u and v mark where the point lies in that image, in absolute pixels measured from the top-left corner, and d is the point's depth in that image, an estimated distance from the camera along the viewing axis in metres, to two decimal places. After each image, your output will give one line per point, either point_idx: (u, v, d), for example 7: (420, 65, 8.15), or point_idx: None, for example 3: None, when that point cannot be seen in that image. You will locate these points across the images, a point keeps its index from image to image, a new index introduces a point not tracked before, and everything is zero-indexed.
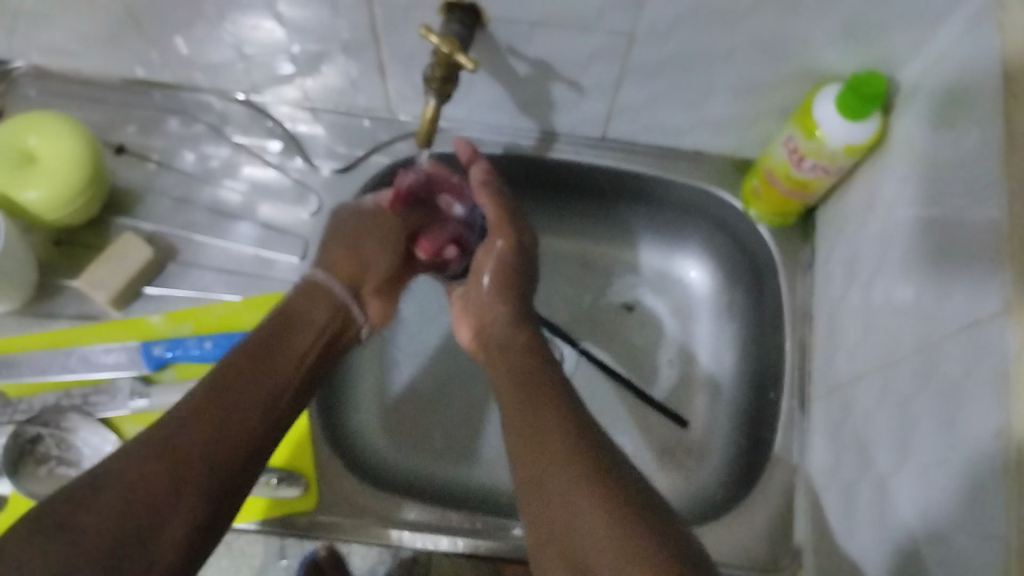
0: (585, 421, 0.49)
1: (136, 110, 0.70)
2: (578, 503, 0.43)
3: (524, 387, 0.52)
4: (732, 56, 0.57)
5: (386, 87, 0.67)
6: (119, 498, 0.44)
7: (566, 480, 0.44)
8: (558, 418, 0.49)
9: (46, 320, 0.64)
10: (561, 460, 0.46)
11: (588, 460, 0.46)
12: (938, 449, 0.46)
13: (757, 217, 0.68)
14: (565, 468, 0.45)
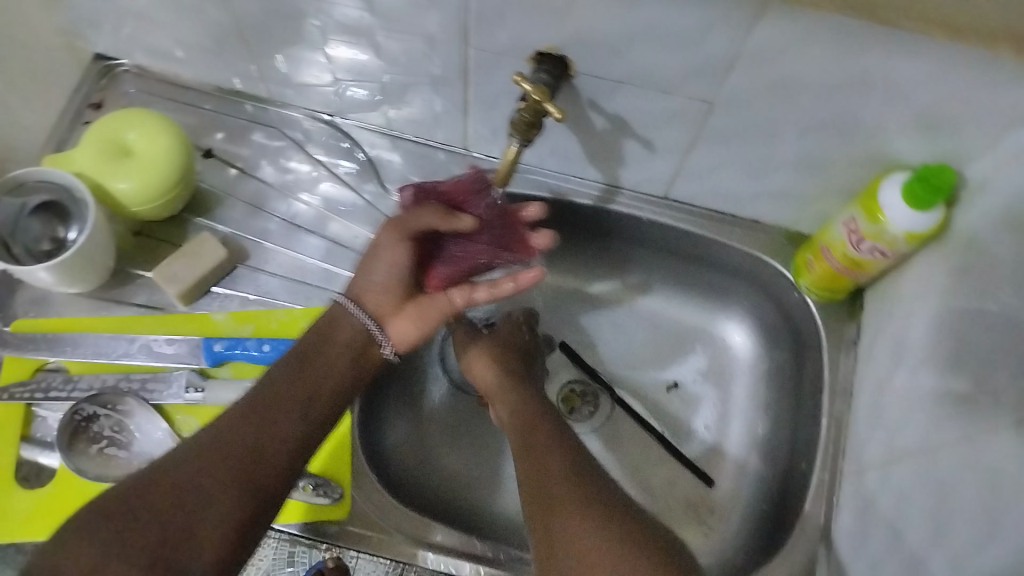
0: (579, 469, 0.53)
1: (227, 118, 0.74)
2: (577, 533, 0.48)
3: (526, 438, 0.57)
4: (800, 134, 0.59)
5: (465, 125, 0.70)
6: (206, 478, 0.48)
7: (571, 521, 0.49)
8: (552, 465, 0.53)
9: (115, 306, 0.67)
10: (565, 502, 0.50)
11: (589, 501, 0.50)
12: (975, 542, 0.46)
13: (807, 289, 0.69)
14: (569, 510, 0.49)
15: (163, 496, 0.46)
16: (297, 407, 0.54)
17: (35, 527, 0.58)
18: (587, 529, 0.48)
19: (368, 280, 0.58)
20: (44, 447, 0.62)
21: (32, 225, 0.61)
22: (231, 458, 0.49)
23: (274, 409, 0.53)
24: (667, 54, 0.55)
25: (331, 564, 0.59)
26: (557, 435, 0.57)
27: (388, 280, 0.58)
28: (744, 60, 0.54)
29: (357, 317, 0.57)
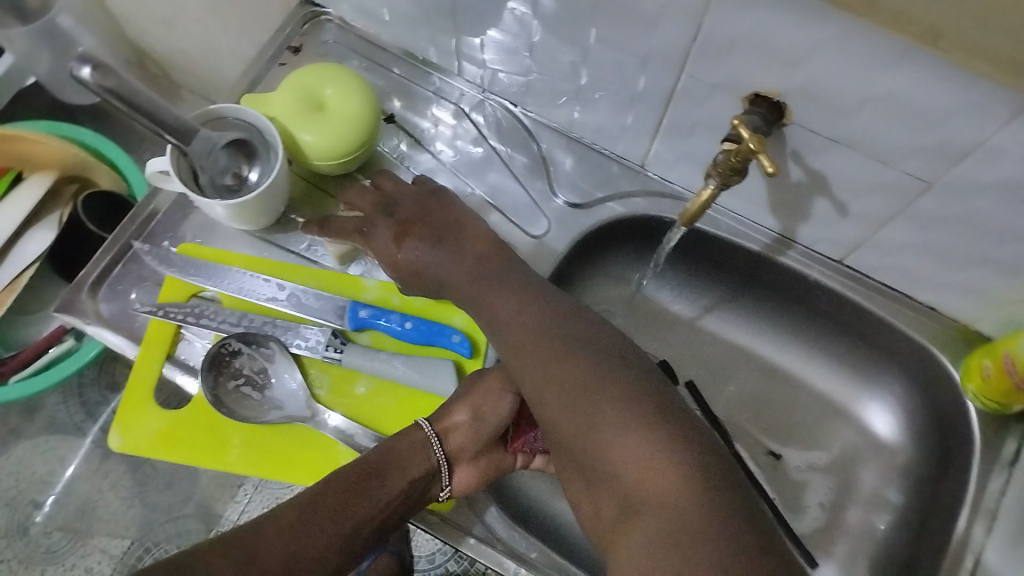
0: (611, 366, 0.50)
1: (413, 87, 0.75)
2: (606, 446, 0.47)
3: (554, 364, 0.51)
4: (1015, 239, 0.55)
5: (649, 145, 0.68)
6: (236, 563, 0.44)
7: (628, 452, 0.46)
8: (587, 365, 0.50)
9: (275, 250, 0.69)
10: (604, 413, 0.48)
11: (629, 410, 0.47)
12: None
13: (972, 395, 0.64)
14: (603, 419, 0.48)
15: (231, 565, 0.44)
16: (376, 493, 0.52)
17: (168, 449, 0.61)
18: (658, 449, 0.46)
19: (459, 417, 0.59)
20: (188, 371, 0.64)
21: (221, 158, 0.62)
22: (310, 549, 0.47)
23: (351, 512, 0.50)
24: (896, 126, 0.51)
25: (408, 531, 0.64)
26: (555, 315, 0.53)
27: (479, 420, 0.60)
28: (982, 152, 0.49)
29: (435, 451, 0.57)
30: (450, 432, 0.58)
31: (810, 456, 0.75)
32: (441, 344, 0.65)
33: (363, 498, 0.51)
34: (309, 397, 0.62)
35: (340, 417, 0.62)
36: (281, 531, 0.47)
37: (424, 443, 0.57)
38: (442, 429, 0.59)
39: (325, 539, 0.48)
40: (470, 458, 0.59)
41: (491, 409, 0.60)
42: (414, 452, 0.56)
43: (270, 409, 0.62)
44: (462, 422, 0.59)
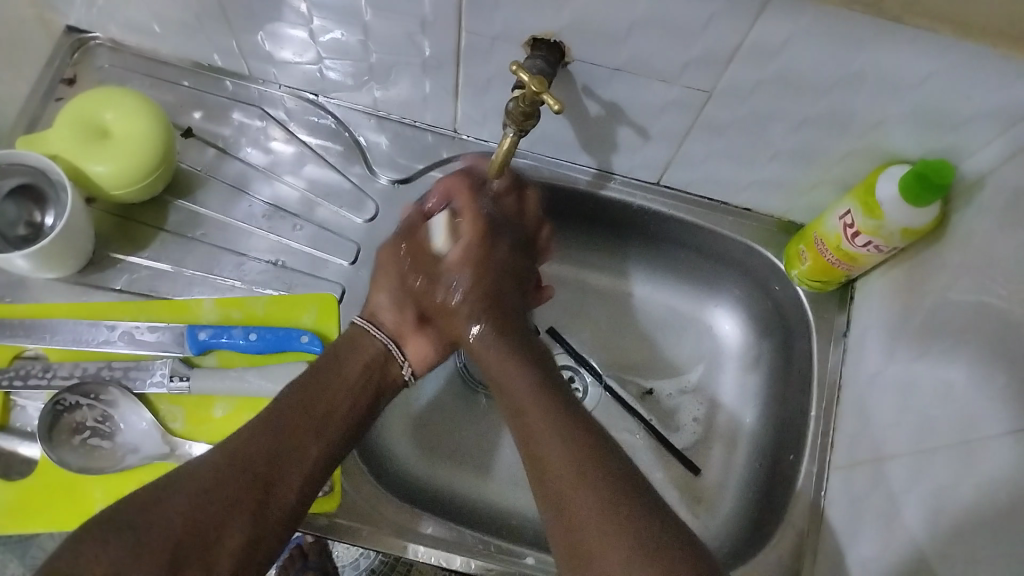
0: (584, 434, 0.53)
1: (207, 97, 0.72)
2: (574, 509, 0.48)
3: (543, 419, 0.54)
4: (795, 127, 0.59)
5: (454, 108, 0.68)
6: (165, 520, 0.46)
7: (590, 514, 0.48)
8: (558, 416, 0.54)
9: (95, 292, 0.65)
10: (572, 479, 0.50)
11: (591, 474, 0.50)
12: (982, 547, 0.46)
13: (798, 280, 0.69)
14: (570, 478, 0.50)
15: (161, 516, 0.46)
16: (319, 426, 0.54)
17: (20, 520, 0.57)
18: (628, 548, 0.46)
19: (383, 300, 0.62)
20: (26, 438, 0.60)
21: (9, 210, 0.60)
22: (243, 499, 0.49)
23: (293, 441, 0.52)
24: (664, 43, 0.53)
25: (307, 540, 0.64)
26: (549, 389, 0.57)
27: (400, 302, 0.62)
28: (746, 53, 0.52)
29: (384, 343, 0.61)
30: (376, 315, 0.62)
31: (677, 381, 0.77)
32: (289, 348, 0.64)
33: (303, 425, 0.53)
34: (163, 433, 0.60)
35: (204, 446, 0.60)
36: (204, 486, 0.48)
37: (361, 333, 0.60)
38: (370, 318, 0.62)
39: (268, 467, 0.50)
40: (417, 329, 0.63)
41: (406, 284, 0.63)
42: (361, 348, 0.59)
43: (124, 455, 0.60)
44: (383, 304, 0.62)
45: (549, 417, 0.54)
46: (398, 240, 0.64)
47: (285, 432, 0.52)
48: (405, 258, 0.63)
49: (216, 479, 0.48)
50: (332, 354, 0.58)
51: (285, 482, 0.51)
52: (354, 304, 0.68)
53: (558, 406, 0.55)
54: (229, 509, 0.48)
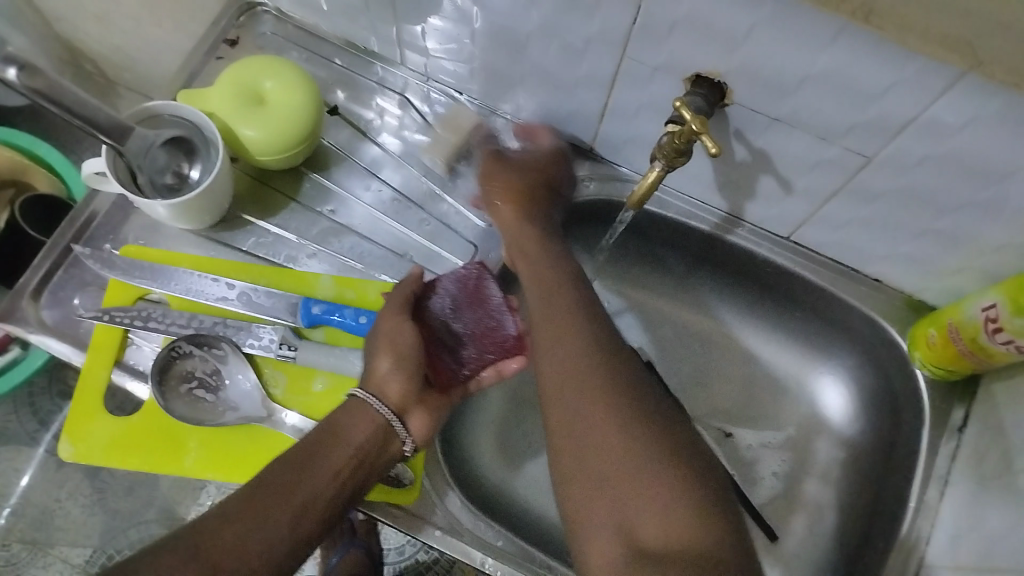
0: (628, 381, 0.49)
1: (357, 78, 0.73)
2: (601, 442, 0.46)
3: (557, 346, 0.51)
4: (952, 210, 0.56)
5: (596, 129, 0.68)
6: (177, 563, 0.42)
7: (619, 452, 0.45)
8: (588, 359, 0.50)
9: (223, 248, 0.67)
10: (604, 413, 0.47)
11: (619, 403, 0.47)
12: None
13: (920, 363, 0.65)
14: (598, 414, 0.47)
15: (176, 557, 0.42)
16: (338, 458, 0.50)
17: (122, 456, 0.60)
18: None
19: (382, 369, 0.54)
20: (137, 376, 0.63)
21: (160, 155, 0.61)
22: (266, 543, 0.45)
23: (293, 482, 0.48)
24: (835, 102, 0.52)
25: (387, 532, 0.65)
26: (588, 329, 0.52)
27: (404, 360, 0.54)
28: (919, 126, 0.50)
29: (378, 410, 0.52)
30: (366, 385, 0.54)
31: (760, 433, 0.75)
32: None
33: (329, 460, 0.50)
34: (263, 397, 0.61)
35: (298, 416, 0.62)
36: (224, 523, 0.44)
37: (361, 406, 0.52)
38: (375, 389, 0.53)
39: (287, 497, 0.47)
40: (419, 402, 0.55)
41: (409, 347, 0.54)
42: (361, 417, 0.52)
43: (224, 411, 0.61)
44: (386, 372, 0.53)
45: (591, 372, 0.49)
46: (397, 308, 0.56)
47: (303, 460, 0.49)
48: (399, 323, 0.56)
49: (236, 517, 0.45)
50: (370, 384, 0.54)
51: (302, 516, 0.47)
52: None
53: (584, 344, 0.51)
54: (252, 550, 0.44)
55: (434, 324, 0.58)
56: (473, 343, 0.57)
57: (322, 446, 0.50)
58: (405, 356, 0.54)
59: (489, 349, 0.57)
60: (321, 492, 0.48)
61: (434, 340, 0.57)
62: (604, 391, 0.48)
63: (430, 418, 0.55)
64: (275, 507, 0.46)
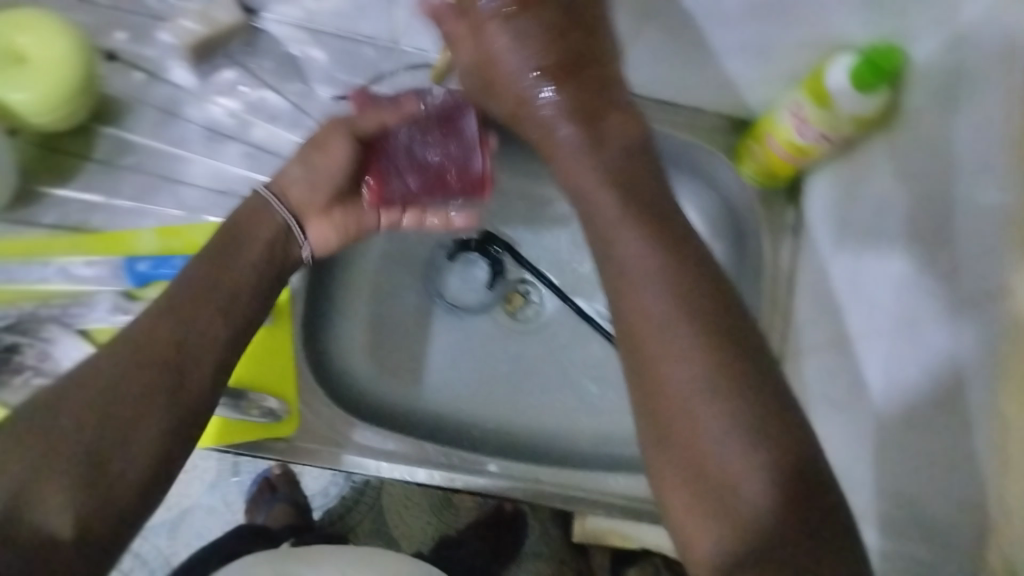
0: (723, 349, 0.41)
1: (126, 15, 0.66)
2: (730, 441, 0.39)
3: (660, 298, 0.42)
4: (744, 18, 0.57)
5: (391, 15, 0.65)
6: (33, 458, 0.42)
7: (727, 450, 0.39)
8: (679, 309, 0.42)
9: (25, 228, 0.62)
10: (741, 403, 0.40)
11: (753, 398, 0.40)
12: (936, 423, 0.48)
13: (748, 175, 0.69)
14: (734, 410, 0.40)
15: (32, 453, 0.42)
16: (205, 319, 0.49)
17: None
18: (723, 407, 0.40)
19: (296, 178, 0.57)
20: None
21: None
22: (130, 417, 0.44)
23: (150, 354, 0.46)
24: None
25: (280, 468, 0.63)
26: (686, 281, 0.42)
27: (318, 169, 0.57)
28: None
29: (278, 212, 0.55)
30: (286, 182, 0.57)
31: None
32: None
33: (144, 406, 0.45)
34: None
35: None
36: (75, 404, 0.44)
37: (259, 207, 0.55)
38: (278, 189, 0.56)
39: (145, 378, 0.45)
40: (320, 211, 0.58)
41: (333, 166, 0.57)
42: (262, 225, 0.54)
43: None
44: (295, 176, 0.57)
45: (717, 361, 0.41)
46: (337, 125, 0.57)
47: (166, 322, 0.48)
48: (337, 143, 0.57)
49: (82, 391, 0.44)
50: (228, 236, 0.53)
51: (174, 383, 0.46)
52: None
53: (665, 295, 0.42)
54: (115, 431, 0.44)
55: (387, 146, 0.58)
56: (404, 176, 0.58)
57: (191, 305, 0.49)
58: (330, 165, 0.57)
59: (412, 179, 0.58)
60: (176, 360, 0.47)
61: (383, 150, 0.58)
62: (742, 387, 0.40)
63: (331, 230, 0.58)
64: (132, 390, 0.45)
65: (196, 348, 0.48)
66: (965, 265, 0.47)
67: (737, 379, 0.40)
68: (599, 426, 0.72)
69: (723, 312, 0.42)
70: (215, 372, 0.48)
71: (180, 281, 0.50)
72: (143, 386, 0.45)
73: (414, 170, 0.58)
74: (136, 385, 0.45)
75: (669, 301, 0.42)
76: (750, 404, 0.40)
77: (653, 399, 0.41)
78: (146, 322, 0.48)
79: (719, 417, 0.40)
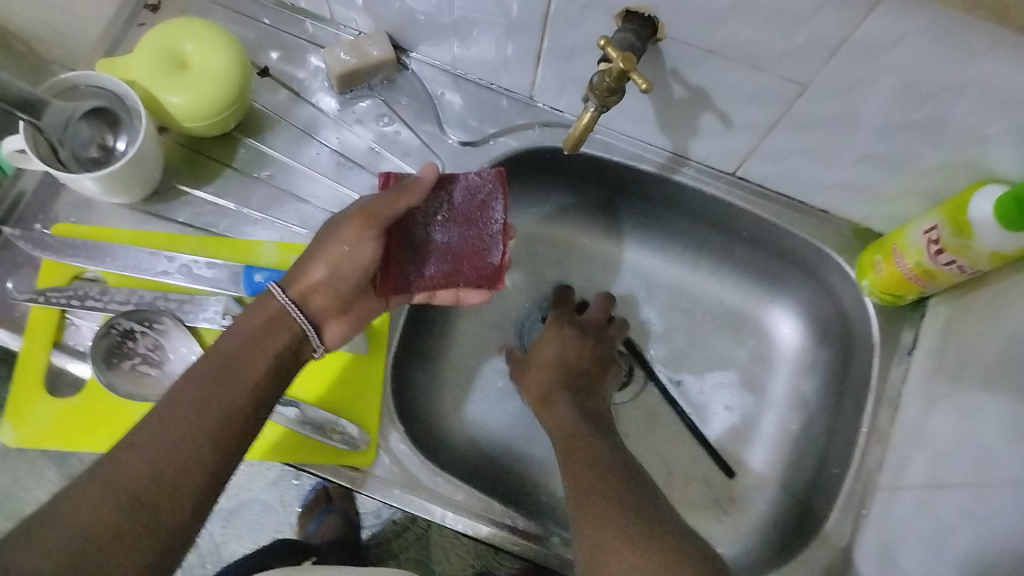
0: (638, 488, 0.51)
1: (286, 36, 0.71)
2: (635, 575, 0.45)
3: (594, 496, 0.50)
4: (891, 130, 0.56)
5: (533, 74, 0.66)
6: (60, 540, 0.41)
7: None
8: (612, 478, 0.51)
9: (158, 220, 0.66)
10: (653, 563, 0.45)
11: (673, 551, 0.46)
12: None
13: (868, 290, 0.66)
14: None
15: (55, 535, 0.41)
16: (224, 400, 0.49)
17: (62, 439, 0.59)
18: (635, 560, 0.45)
19: (308, 275, 0.56)
20: (76, 355, 0.61)
21: (82, 129, 0.60)
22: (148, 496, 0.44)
23: (172, 432, 0.46)
24: (765, 29, 0.51)
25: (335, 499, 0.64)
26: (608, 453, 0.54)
27: (338, 274, 0.56)
28: (851, 48, 0.50)
29: (293, 317, 0.54)
30: (303, 277, 0.55)
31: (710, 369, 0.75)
32: None
33: (129, 528, 0.43)
34: None
35: None
36: (95, 490, 0.43)
37: (279, 310, 0.54)
38: (297, 295, 0.55)
39: (164, 458, 0.45)
40: (338, 311, 0.58)
41: (349, 266, 0.56)
42: (278, 325, 0.54)
43: (172, 385, 0.60)
44: (317, 281, 0.56)
45: (639, 552, 0.46)
46: (369, 219, 0.54)
47: (188, 403, 0.48)
48: (366, 242, 0.55)
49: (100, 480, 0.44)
50: (238, 349, 0.51)
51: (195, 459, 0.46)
52: None
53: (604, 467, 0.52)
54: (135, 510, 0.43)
55: (417, 228, 0.59)
56: (443, 264, 0.59)
57: (213, 389, 0.49)
58: (340, 267, 0.55)
59: (463, 270, 0.59)
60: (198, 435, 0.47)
61: (403, 242, 0.59)
62: (650, 530, 0.47)
63: (336, 329, 0.59)
64: (154, 468, 0.45)
65: (204, 449, 0.47)
66: None
67: (647, 529, 0.47)
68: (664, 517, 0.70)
69: (641, 488, 0.51)
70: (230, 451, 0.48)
71: (188, 380, 0.49)
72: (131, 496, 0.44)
73: (466, 270, 0.59)
74: (120, 506, 0.43)
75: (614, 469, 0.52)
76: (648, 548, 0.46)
77: (591, 551, 0.47)
78: (138, 447, 0.45)
79: (620, 519, 0.48)
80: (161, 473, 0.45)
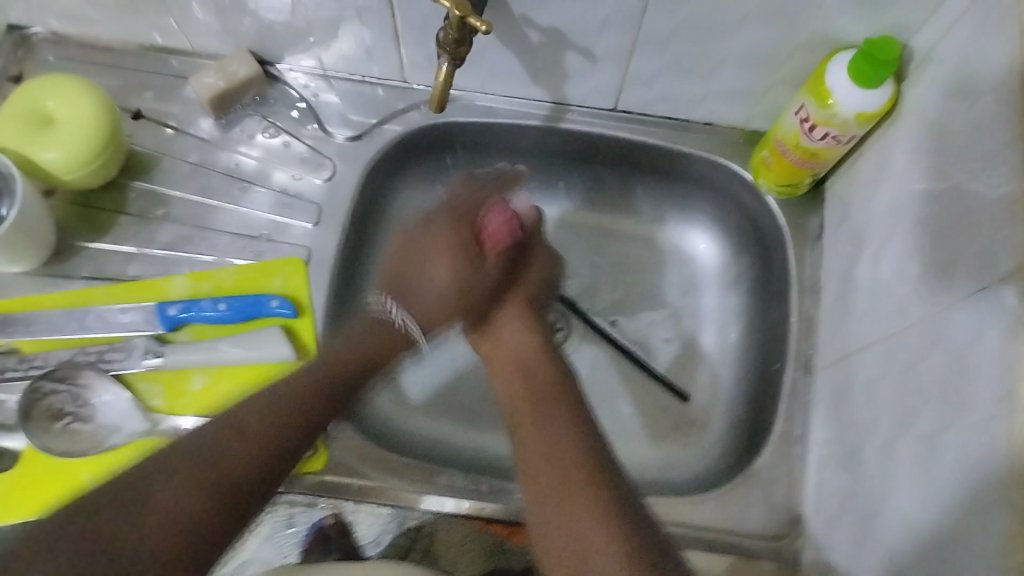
0: (592, 435, 0.51)
1: (154, 77, 0.72)
2: (553, 513, 0.47)
3: (545, 433, 0.52)
4: (742, 22, 0.57)
5: (398, 55, 0.68)
6: (174, 489, 0.42)
7: (574, 524, 0.45)
8: (574, 422, 0.52)
9: (63, 279, 0.65)
10: (574, 482, 0.47)
11: (593, 479, 0.47)
12: (946, 410, 0.45)
13: (766, 188, 0.67)
14: (587, 514, 0.45)
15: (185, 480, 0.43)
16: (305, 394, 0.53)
17: (15, 510, 0.56)
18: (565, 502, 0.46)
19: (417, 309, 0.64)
20: (9, 431, 0.58)
21: None
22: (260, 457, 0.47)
23: (281, 418, 0.50)
24: None
25: (330, 524, 0.58)
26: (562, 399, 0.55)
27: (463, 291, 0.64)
28: None
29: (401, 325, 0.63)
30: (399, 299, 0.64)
31: (644, 306, 0.75)
32: (260, 314, 0.63)
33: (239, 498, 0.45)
34: (143, 413, 0.59)
35: (193, 419, 0.60)
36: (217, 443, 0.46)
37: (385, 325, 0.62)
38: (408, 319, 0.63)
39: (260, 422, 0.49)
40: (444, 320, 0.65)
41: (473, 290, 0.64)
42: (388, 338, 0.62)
43: (108, 434, 0.59)
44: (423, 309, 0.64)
45: (563, 473, 0.48)
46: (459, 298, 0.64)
47: (283, 396, 0.51)
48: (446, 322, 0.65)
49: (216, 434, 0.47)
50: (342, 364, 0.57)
51: (283, 432, 0.49)
52: (323, 264, 0.67)
53: (561, 417, 0.53)
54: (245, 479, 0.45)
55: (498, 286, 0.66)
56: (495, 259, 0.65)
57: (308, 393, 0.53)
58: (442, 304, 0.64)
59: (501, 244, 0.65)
60: (289, 418, 0.50)
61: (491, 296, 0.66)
62: (570, 466, 0.49)
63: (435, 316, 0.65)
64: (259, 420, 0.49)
65: (290, 432, 0.50)
66: (982, 248, 0.45)
67: (573, 467, 0.48)
68: (634, 451, 0.69)
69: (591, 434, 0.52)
70: (304, 415, 0.52)
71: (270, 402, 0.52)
72: (211, 475, 0.44)
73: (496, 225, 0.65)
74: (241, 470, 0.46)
75: (540, 415, 0.54)
76: (588, 471, 0.48)
77: (533, 488, 0.49)
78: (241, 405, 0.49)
79: (547, 458, 0.50)
80: (259, 441, 0.48)
